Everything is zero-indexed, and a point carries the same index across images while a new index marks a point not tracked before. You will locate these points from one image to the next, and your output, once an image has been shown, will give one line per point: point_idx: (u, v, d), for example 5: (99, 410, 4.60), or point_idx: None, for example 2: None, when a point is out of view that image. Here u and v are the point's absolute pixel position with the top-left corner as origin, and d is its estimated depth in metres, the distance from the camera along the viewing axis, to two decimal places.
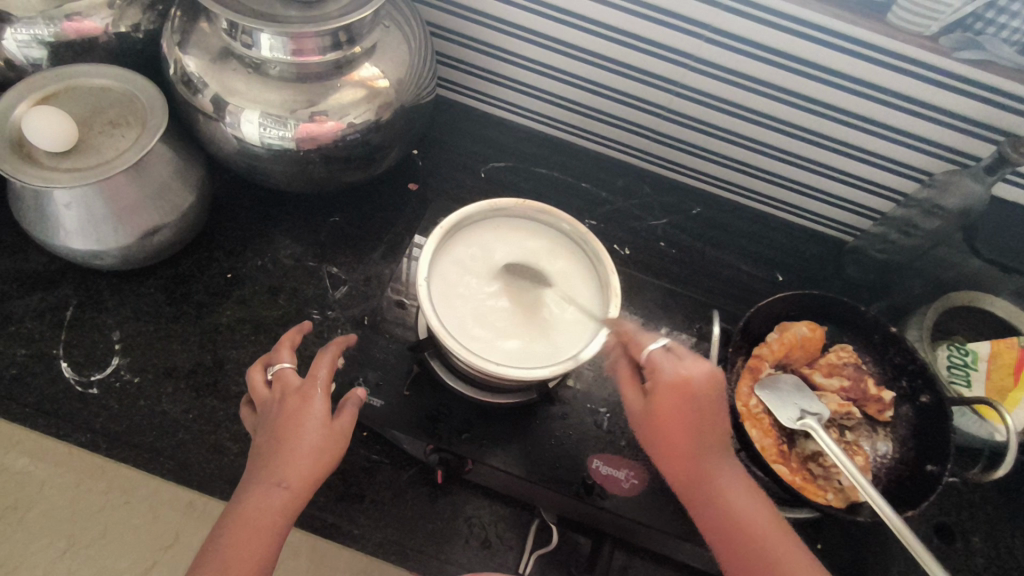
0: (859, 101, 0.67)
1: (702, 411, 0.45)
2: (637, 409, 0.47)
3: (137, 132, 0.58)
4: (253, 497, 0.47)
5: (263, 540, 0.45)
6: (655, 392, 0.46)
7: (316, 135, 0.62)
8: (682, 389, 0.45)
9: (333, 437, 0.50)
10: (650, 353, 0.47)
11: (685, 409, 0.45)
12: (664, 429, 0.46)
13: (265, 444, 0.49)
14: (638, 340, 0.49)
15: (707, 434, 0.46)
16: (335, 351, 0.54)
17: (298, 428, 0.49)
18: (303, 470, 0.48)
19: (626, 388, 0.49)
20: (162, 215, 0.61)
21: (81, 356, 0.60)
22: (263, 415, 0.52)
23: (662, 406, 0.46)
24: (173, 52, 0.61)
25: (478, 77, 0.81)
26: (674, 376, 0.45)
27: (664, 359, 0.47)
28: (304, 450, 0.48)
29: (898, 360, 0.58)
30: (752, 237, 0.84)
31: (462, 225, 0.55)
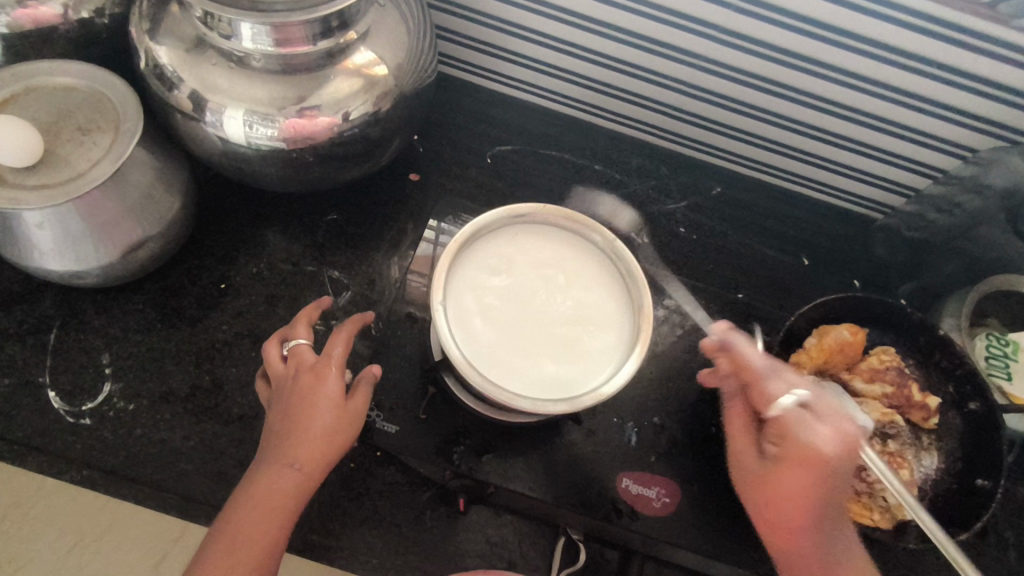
0: (904, 75, 0.61)
1: (829, 485, 0.42)
2: (751, 469, 0.45)
3: (110, 137, 0.52)
4: (264, 476, 0.46)
5: (272, 520, 0.45)
6: (781, 459, 0.43)
7: (306, 132, 0.55)
8: (817, 462, 0.42)
9: (346, 416, 0.48)
10: (782, 412, 0.45)
11: (815, 481, 0.43)
12: (777, 497, 0.43)
13: (279, 421, 0.48)
14: (764, 392, 0.46)
15: (823, 507, 0.43)
16: (350, 330, 0.52)
17: (312, 408, 0.48)
18: (317, 451, 0.47)
19: (736, 437, 0.47)
20: (145, 228, 0.56)
21: (70, 384, 0.56)
22: (276, 391, 0.51)
23: (784, 473, 0.43)
24: (143, 41, 0.54)
25: (482, 52, 0.74)
26: (807, 446, 0.43)
27: (801, 424, 0.44)
28: (315, 431, 0.47)
29: (945, 364, 0.54)
30: (776, 218, 0.80)
31: (479, 234, 0.50)
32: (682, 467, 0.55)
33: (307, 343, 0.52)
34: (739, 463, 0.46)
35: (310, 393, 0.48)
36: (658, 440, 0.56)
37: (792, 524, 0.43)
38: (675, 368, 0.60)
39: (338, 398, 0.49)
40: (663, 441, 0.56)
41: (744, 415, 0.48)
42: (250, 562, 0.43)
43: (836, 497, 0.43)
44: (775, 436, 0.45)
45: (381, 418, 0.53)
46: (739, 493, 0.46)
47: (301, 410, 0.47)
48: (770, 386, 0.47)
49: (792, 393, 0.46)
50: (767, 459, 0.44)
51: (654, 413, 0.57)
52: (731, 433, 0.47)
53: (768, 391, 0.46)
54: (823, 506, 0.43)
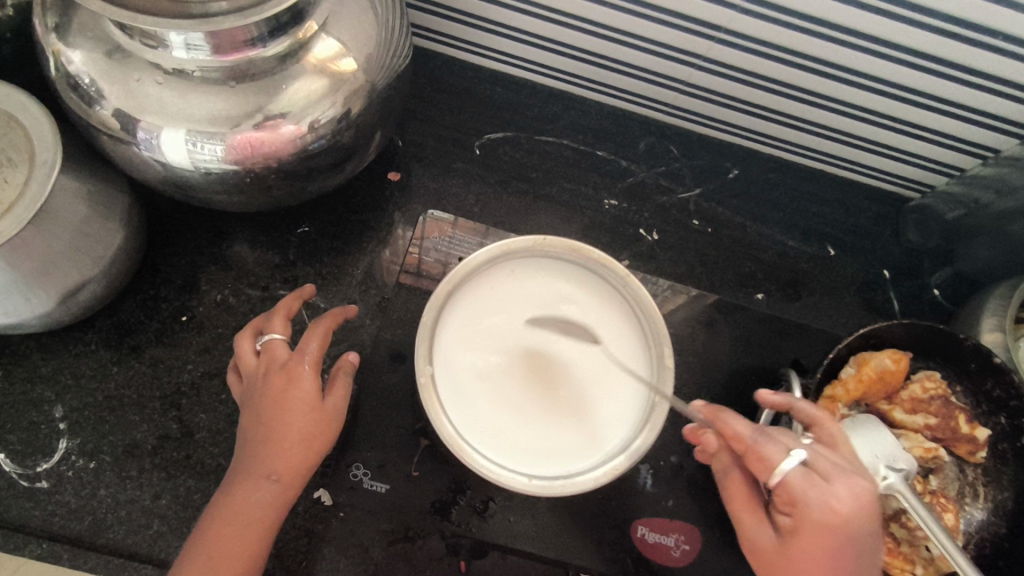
0: (961, 47, 0.52)
1: (850, 552, 0.39)
2: (766, 544, 0.41)
3: (23, 172, 0.44)
4: (238, 489, 0.42)
5: (250, 539, 0.42)
6: (799, 531, 0.39)
7: (264, 147, 0.47)
8: (835, 528, 0.38)
9: (324, 419, 0.45)
10: (786, 477, 0.40)
11: (833, 550, 0.39)
12: (799, 573, 0.39)
13: (252, 426, 0.44)
14: (760, 455, 0.41)
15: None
16: (329, 324, 0.48)
17: (288, 412, 0.43)
18: (297, 461, 0.43)
19: (742, 513, 0.42)
20: (83, 270, 0.49)
21: (20, 443, 0.50)
22: (247, 390, 0.46)
23: (800, 545, 0.39)
24: (51, 45, 0.45)
25: (466, 23, 0.63)
26: (825, 513, 0.38)
27: (808, 490, 0.39)
28: (292, 438, 0.43)
29: (998, 393, 0.48)
30: (799, 201, 0.72)
31: (467, 278, 0.43)
32: (704, 510, 0.50)
33: (282, 337, 0.47)
34: (749, 536, 0.42)
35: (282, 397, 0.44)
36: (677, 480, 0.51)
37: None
38: None
39: (315, 402, 0.45)
40: (683, 482, 0.51)
41: (746, 484, 0.43)
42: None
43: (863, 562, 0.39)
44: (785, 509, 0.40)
45: (368, 477, 0.48)
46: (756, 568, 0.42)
47: (274, 415, 0.43)
48: (764, 447, 0.41)
49: (788, 452, 0.41)
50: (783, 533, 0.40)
51: (671, 450, 0.52)
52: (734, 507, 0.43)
53: (765, 455, 0.41)
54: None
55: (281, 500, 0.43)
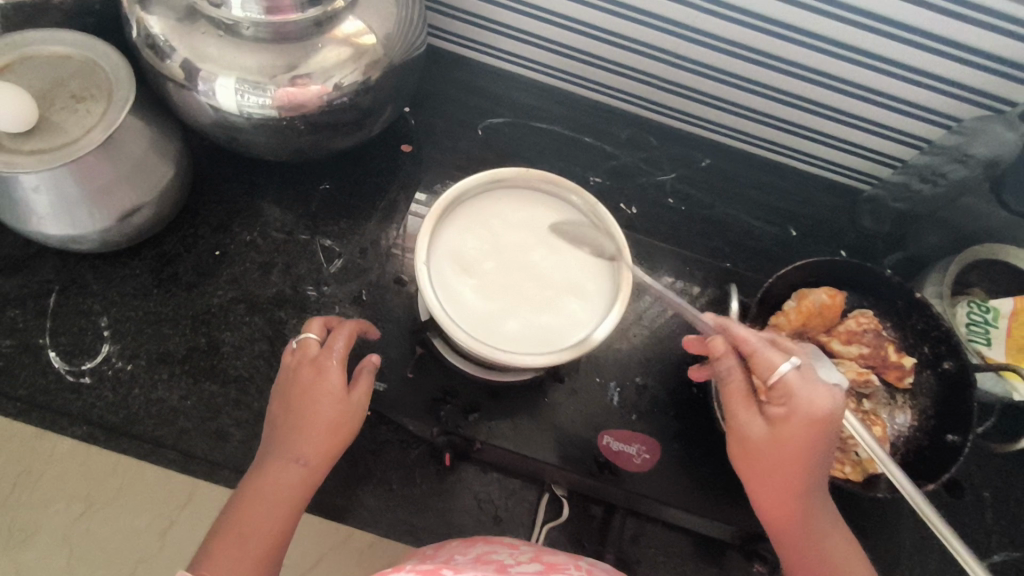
0: (893, 45, 0.59)
1: (827, 445, 0.45)
2: (753, 435, 0.46)
3: (103, 105, 0.53)
4: (268, 470, 0.48)
5: (280, 515, 0.47)
6: (790, 419, 0.45)
7: (300, 101, 0.56)
8: (819, 423, 0.44)
9: (349, 411, 0.50)
10: (785, 375, 0.46)
11: (817, 438, 0.45)
12: (787, 456, 0.45)
13: (283, 415, 0.50)
14: (766, 357, 0.47)
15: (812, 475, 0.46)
16: (355, 325, 0.53)
17: (313, 401, 0.49)
18: (321, 446, 0.49)
19: (737, 408, 0.47)
20: (138, 195, 0.57)
21: (69, 344, 0.59)
22: (281, 382, 0.52)
23: (795, 431, 0.45)
24: (135, 13, 0.55)
25: (470, 24, 0.73)
26: (813, 405, 0.44)
27: (806, 389, 0.45)
28: (319, 426, 0.48)
29: (921, 326, 0.55)
30: (764, 190, 0.80)
31: (461, 199, 0.51)
32: (662, 426, 0.57)
33: (315, 336, 0.52)
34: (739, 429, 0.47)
35: (311, 389, 0.49)
36: (640, 400, 0.58)
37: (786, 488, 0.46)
38: (659, 332, 0.61)
39: (341, 394, 0.50)
40: (644, 400, 0.58)
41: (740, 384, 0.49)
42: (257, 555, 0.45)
43: (825, 456, 0.46)
44: (780, 400, 0.46)
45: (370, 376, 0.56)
46: (741, 456, 0.47)
47: (303, 405, 0.49)
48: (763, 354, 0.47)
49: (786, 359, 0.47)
50: (771, 424, 0.46)
51: (637, 373, 0.59)
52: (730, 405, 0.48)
53: (768, 359, 0.47)
54: (811, 468, 0.46)
55: (306, 481, 0.48)
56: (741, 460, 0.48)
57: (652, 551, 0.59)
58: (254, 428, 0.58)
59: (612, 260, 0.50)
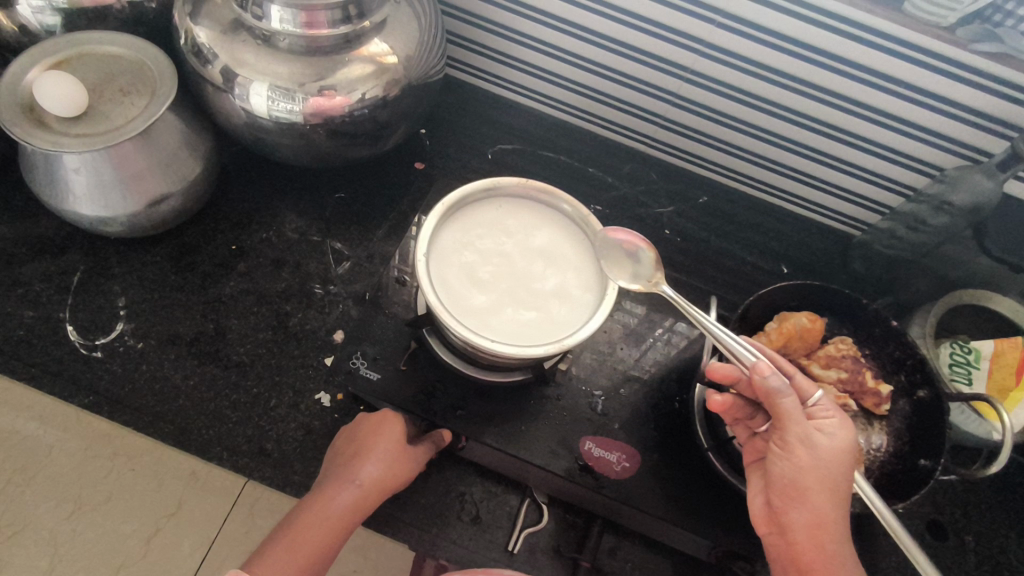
0: (873, 93, 0.64)
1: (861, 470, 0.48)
2: (822, 449, 0.46)
3: (147, 100, 0.58)
4: (324, 491, 0.51)
5: (325, 532, 0.50)
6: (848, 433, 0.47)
7: (324, 109, 0.62)
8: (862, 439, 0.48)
9: (406, 454, 0.54)
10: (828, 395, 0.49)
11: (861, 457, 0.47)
12: (849, 470, 0.46)
13: (346, 451, 0.55)
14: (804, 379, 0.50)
15: (842, 508, 0.46)
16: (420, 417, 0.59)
17: (375, 439, 0.54)
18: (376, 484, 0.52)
19: (801, 420, 0.46)
20: (169, 186, 0.62)
21: (86, 320, 0.62)
22: (347, 430, 0.57)
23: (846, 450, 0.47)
24: (184, 22, 0.61)
25: (485, 57, 0.79)
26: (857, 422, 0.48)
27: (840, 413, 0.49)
28: (378, 457, 0.53)
29: (897, 354, 0.58)
30: (759, 229, 0.83)
31: (463, 203, 0.55)
32: (644, 436, 0.59)
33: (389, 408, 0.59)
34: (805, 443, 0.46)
35: (378, 428, 0.55)
36: (623, 410, 0.60)
37: (818, 512, 0.46)
38: (646, 348, 0.64)
39: (402, 438, 0.55)
40: (627, 411, 0.60)
41: None
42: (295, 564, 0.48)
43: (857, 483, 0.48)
44: (828, 417, 0.48)
45: (364, 365, 0.58)
46: (804, 475, 0.46)
47: (368, 441, 0.54)
48: (797, 380, 0.50)
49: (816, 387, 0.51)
50: (835, 438, 0.47)
51: (621, 385, 0.61)
52: (794, 417, 0.46)
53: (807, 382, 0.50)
54: (846, 491, 0.46)
55: (355, 507, 0.51)
56: (803, 478, 0.46)
57: (629, 565, 0.60)
58: (251, 411, 0.60)
59: (648, 284, 0.57)
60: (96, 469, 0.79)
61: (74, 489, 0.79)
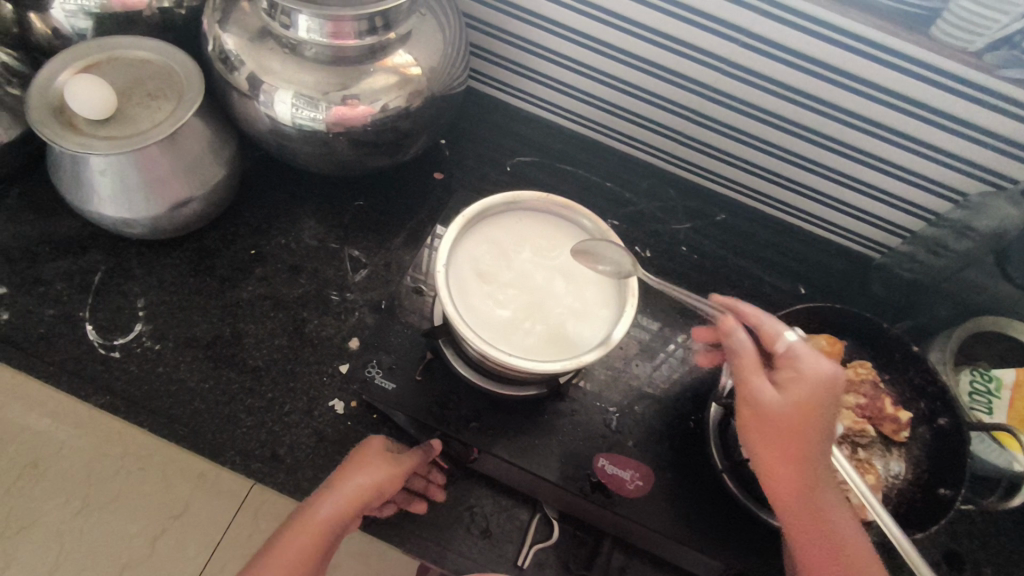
0: (897, 115, 0.64)
1: (831, 423, 0.46)
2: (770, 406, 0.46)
3: (173, 105, 0.59)
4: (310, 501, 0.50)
5: (308, 537, 0.48)
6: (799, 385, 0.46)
7: (346, 118, 0.62)
8: (830, 388, 0.46)
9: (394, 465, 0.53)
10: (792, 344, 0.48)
11: (828, 409, 0.46)
12: (804, 426, 0.45)
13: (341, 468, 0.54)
14: (771, 330, 0.50)
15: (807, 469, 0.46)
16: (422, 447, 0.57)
17: (365, 453, 0.54)
18: (366, 485, 0.51)
19: (750, 374, 0.47)
20: (192, 190, 0.62)
21: (106, 320, 0.62)
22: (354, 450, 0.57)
23: (805, 395, 0.46)
24: (213, 29, 0.62)
25: (507, 70, 0.79)
26: (819, 371, 0.46)
27: (807, 357, 0.47)
28: (363, 467, 0.52)
29: (918, 381, 0.57)
30: (777, 249, 0.83)
31: (483, 216, 0.55)
32: (657, 455, 0.58)
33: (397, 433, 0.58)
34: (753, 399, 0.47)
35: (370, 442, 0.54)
36: (637, 428, 0.60)
37: (777, 470, 0.46)
38: (660, 365, 0.64)
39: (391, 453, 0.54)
40: (642, 429, 0.59)
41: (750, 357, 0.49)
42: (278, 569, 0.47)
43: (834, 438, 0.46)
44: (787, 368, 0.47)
45: (380, 374, 0.58)
46: (759, 434, 0.47)
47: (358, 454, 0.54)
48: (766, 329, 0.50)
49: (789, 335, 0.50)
50: (783, 392, 0.46)
51: (635, 402, 0.61)
52: (743, 372, 0.47)
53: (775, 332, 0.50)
54: (811, 448, 0.46)
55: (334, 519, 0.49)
56: (758, 438, 0.47)
57: None
58: (265, 417, 0.60)
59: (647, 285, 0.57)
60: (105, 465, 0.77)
61: (83, 486, 0.77)
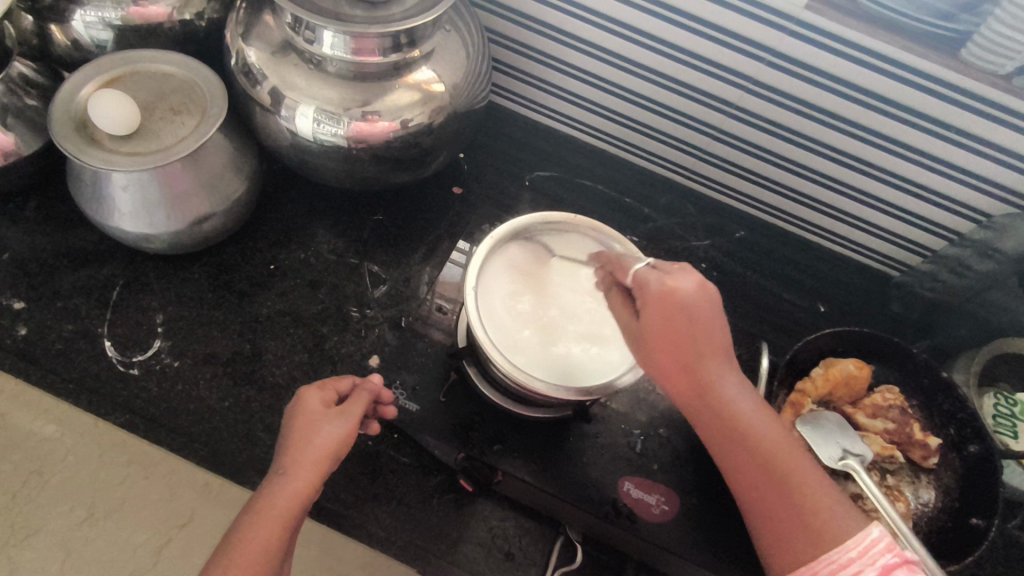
0: (923, 136, 0.64)
1: (695, 335, 0.43)
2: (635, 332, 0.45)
3: (197, 120, 0.58)
4: (268, 485, 0.46)
5: (274, 525, 0.44)
6: (646, 310, 0.43)
7: (367, 134, 0.61)
8: (671, 302, 0.43)
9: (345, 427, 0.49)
10: (637, 273, 0.45)
11: (681, 324, 0.43)
12: (661, 343, 0.43)
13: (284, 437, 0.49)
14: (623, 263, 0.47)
15: (693, 384, 0.43)
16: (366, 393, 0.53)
17: (307, 416, 0.49)
18: (319, 449, 0.48)
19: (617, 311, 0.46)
20: (213, 205, 0.62)
21: (124, 336, 0.62)
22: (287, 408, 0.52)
23: (656, 314, 0.43)
24: (236, 42, 0.61)
25: (527, 83, 0.79)
26: (661, 289, 0.43)
27: (651, 276, 0.44)
28: (317, 438, 0.48)
29: (948, 407, 0.56)
30: (797, 266, 0.82)
31: (512, 237, 0.55)
32: (682, 478, 0.58)
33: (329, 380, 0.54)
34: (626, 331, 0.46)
35: (307, 403, 0.50)
36: (662, 450, 0.59)
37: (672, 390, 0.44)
38: None
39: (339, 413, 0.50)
40: (668, 452, 0.59)
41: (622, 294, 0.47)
42: (250, 568, 0.42)
43: (711, 348, 0.43)
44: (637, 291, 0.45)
45: (404, 396, 0.58)
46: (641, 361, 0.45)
47: (303, 420, 0.49)
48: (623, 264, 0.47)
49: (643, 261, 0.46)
50: (639, 319, 0.44)
51: (660, 424, 0.60)
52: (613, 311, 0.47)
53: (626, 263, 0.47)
54: (691, 361, 0.43)
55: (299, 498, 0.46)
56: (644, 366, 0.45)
57: None
58: None
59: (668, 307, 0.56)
60: (108, 473, 0.73)
61: (83, 496, 0.72)
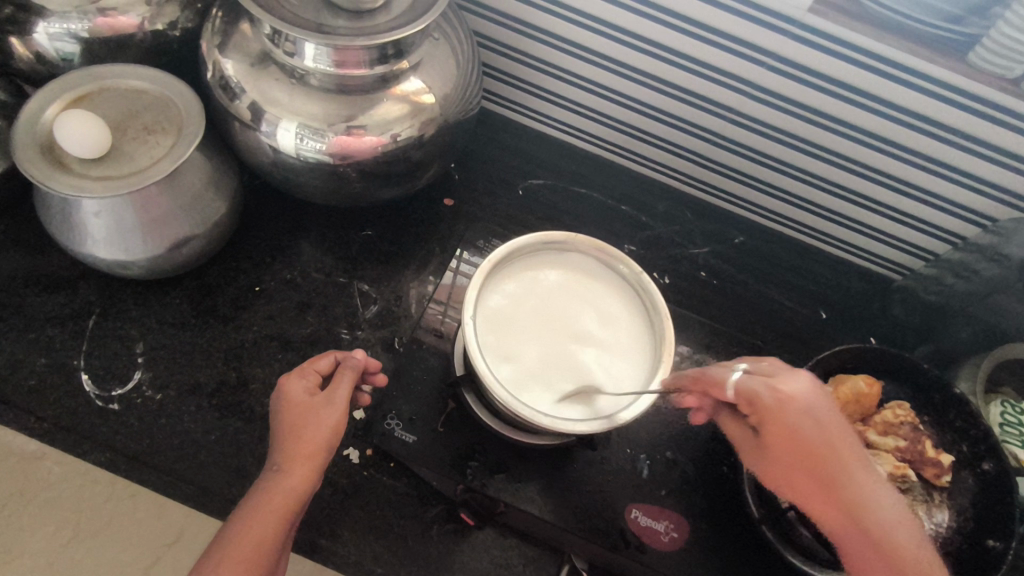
0: (930, 141, 0.62)
1: (820, 438, 0.42)
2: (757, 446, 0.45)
3: (173, 139, 0.55)
4: (263, 482, 0.45)
5: (272, 524, 0.43)
6: (761, 422, 0.43)
7: (353, 148, 0.58)
8: (784, 407, 0.42)
9: (335, 411, 0.48)
10: (734, 383, 0.45)
11: (799, 431, 0.42)
12: (782, 451, 0.43)
13: (275, 430, 0.47)
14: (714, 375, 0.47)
15: (820, 493, 0.42)
16: (353, 368, 0.51)
17: (296, 406, 0.47)
18: (312, 441, 0.46)
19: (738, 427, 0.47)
20: (193, 228, 0.59)
21: (102, 369, 0.59)
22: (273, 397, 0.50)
23: (772, 422, 0.43)
24: (212, 54, 0.58)
25: (519, 89, 0.76)
26: (770, 394, 0.43)
27: (754, 384, 0.44)
28: (310, 428, 0.46)
29: (960, 424, 0.55)
30: (797, 272, 0.81)
31: (513, 259, 0.53)
32: (690, 503, 0.56)
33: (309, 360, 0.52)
34: (751, 447, 0.46)
35: (294, 391, 0.48)
36: (670, 475, 0.57)
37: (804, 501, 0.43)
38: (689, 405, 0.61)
39: (328, 398, 0.48)
40: (675, 476, 0.57)
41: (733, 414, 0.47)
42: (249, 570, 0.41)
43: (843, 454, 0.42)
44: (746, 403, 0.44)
45: (400, 427, 0.56)
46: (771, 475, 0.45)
47: (294, 411, 0.47)
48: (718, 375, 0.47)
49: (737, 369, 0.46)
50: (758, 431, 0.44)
51: (666, 447, 0.58)
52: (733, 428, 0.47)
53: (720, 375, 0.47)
54: (817, 469, 0.42)
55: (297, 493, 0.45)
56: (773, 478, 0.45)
57: None
58: None
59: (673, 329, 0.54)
60: None
61: None
